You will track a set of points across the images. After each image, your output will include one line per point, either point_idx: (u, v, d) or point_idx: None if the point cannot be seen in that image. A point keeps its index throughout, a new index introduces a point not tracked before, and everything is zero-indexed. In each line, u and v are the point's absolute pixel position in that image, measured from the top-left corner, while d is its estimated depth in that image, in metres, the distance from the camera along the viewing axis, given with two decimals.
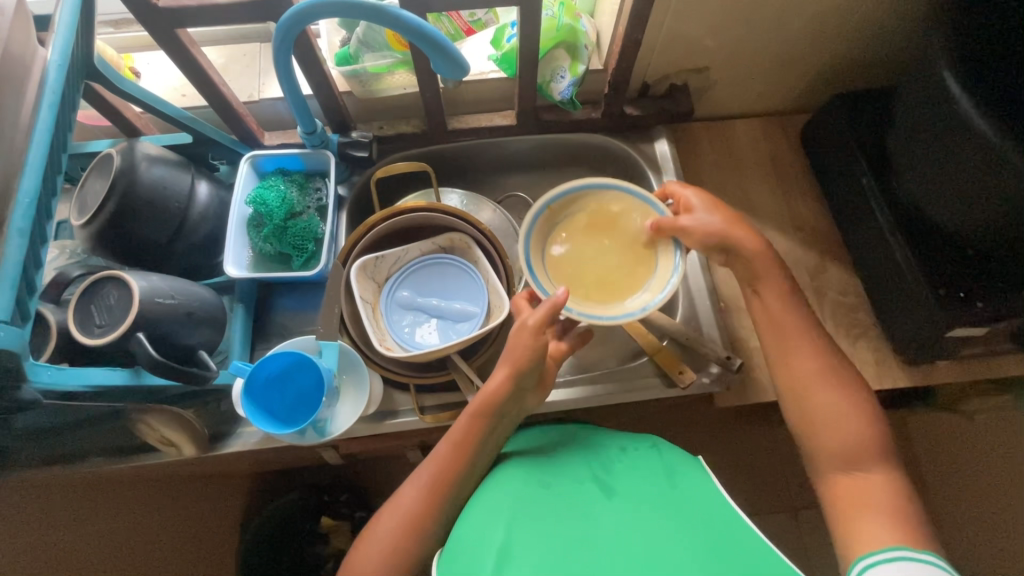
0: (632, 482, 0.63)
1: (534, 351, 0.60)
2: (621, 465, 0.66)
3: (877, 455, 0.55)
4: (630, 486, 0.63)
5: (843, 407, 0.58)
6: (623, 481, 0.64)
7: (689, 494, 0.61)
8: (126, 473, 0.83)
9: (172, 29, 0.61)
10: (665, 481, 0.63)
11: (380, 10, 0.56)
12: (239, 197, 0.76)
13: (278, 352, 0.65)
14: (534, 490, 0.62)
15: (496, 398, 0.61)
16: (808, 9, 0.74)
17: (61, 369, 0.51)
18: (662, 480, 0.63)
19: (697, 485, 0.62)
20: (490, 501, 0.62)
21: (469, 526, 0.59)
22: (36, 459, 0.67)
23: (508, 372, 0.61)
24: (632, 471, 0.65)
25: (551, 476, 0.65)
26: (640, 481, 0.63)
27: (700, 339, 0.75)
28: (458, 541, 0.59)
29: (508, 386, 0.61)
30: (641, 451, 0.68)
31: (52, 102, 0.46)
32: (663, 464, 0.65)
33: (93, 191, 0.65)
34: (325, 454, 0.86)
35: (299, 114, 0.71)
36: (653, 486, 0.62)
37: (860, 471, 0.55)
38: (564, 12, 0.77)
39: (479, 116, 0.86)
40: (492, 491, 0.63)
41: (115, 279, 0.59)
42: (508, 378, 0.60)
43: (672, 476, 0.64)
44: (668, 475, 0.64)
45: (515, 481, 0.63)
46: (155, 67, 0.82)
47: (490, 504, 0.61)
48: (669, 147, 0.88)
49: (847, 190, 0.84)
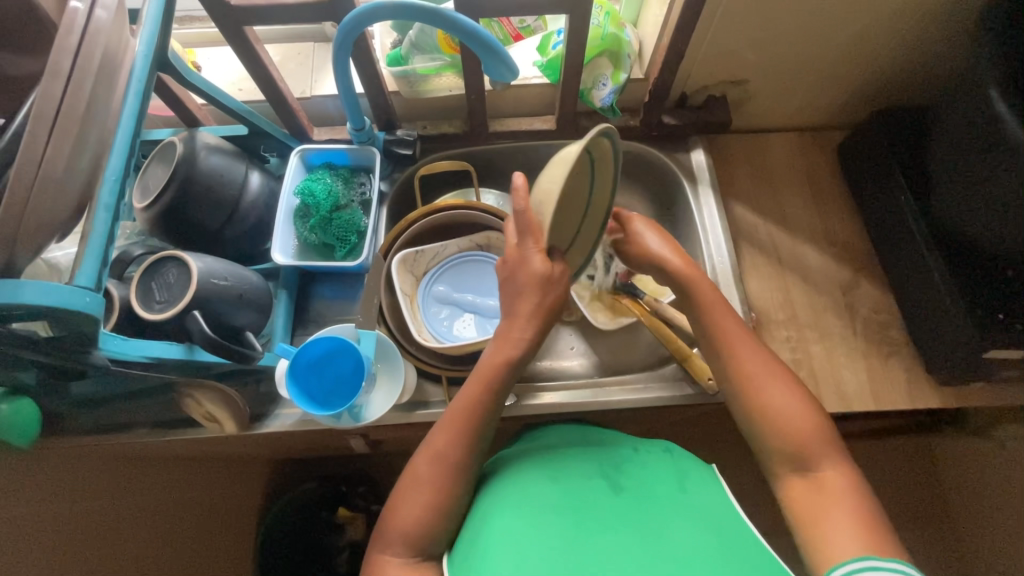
0: (642, 480, 0.65)
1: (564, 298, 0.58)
2: (631, 464, 0.67)
3: (830, 451, 0.56)
4: (640, 483, 0.64)
5: (786, 400, 0.59)
6: (633, 479, 0.65)
7: (701, 498, 0.61)
8: (166, 447, 0.87)
9: (241, 26, 0.64)
10: (676, 486, 0.63)
11: (438, 13, 0.59)
12: (288, 188, 0.79)
13: (318, 338, 0.68)
14: (543, 483, 0.63)
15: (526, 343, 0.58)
16: (852, 25, 0.75)
17: (125, 339, 0.54)
18: (672, 484, 0.63)
19: (709, 491, 0.62)
20: (505, 493, 0.62)
21: (484, 514, 0.60)
22: (87, 427, 0.71)
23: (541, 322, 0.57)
24: (643, 470, 0.66)
25: (562, 470, 0.66)
26: (651, 480, 0.65)
27: None
28: (469, 527, 0.59)
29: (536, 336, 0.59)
30: (653, 454, 0.69)
31: (138, 90, 0.50)
32: (676, 469, 0.67)
33: (155, 176, 0.69)
34: (353, 441, 0.89)
35: (350, 111, 0.74)
36: (662, 489, 0.63)
37: (813, 472, 0.56)
38: (610, 21, 0.79)
39: (519, 120, 0.89)
40: (507, 484, 0.64)
41: (175, 258, 0.62)
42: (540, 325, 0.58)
43: (683, 481, 0.64)
44: (680, 480, 0.64)
45: (528, 475, 0.65)
46: (217, 62, 0.86)
47: (504, 496, 0.62)
48: (704, 157, 0.89)
49: (883, 207, 0.84)
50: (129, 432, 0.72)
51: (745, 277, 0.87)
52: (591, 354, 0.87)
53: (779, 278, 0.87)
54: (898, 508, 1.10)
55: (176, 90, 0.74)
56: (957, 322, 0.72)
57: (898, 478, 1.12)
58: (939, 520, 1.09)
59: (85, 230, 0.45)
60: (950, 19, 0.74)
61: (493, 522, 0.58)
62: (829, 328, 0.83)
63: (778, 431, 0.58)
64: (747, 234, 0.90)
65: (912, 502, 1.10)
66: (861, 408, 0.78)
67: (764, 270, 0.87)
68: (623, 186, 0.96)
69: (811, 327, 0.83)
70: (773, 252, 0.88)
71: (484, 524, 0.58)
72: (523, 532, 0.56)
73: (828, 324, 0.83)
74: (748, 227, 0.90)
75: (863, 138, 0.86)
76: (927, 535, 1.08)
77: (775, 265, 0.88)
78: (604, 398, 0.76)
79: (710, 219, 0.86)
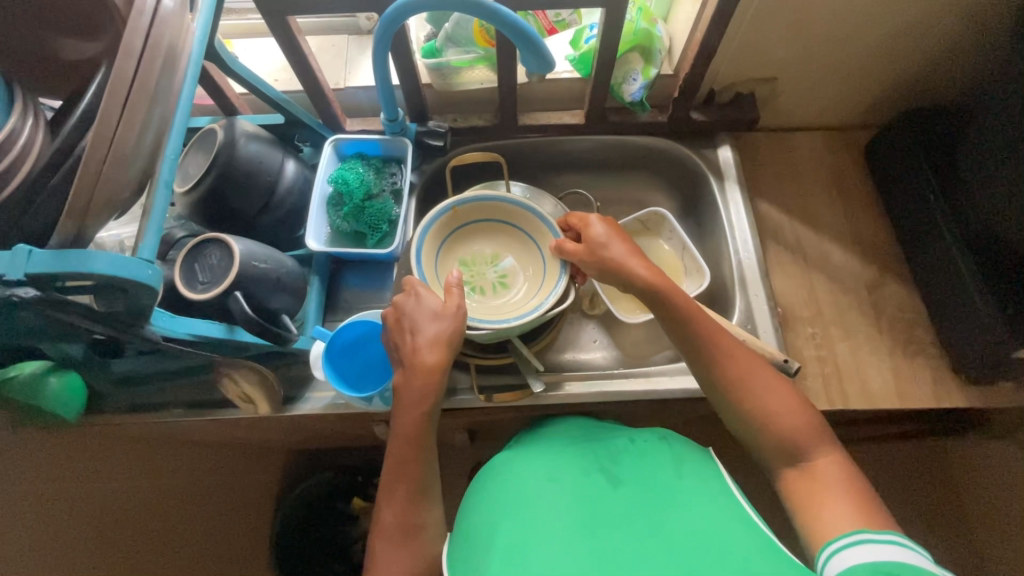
0: (639, 470, 0.65)
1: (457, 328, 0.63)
2: (627, 455, 0.68)
3: (824, 443, 0.58)
4: (637, 473, 0.64)
5: (777, 400, 0.60)
6: (630, 468, 0.66)
7: (699, 483, 0.62)
8: (196, 430, 0.88)
9: (285, 15, 0.66)
10: (673, 470, 0.64)
11: (480, 4, 0.60)
12: (323, 177, 0.81)
13: (354, 321, 0.70)
14: (540, 481, 0.64)
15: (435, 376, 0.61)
16: (886, 23, 0.75)
17: (173, 317, 0.55)
18: (669, 469, 0.64)
19: (707, 477, 0.63)
20: (505, 492, 0.64)
21: (487, 513, 0.62)
22: (124, 407, 0.72)
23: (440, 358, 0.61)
24: (641, 459, 0.67)
25: (558, 468, 0.67)
26: (649, 467, 0.65)
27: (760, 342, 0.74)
28: (470, 537, 0.60)
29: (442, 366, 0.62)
30: (651, 442, 0.69)
31: (193, 74, 0.52)
32: (673, 455, 0.67)
33: (198, 161, 0.71)
34: (377, 429, 0.90)
35: (385, 101, 0.76)
36: (660, 475, 0.63)
37: (805, 462, 0.57)
38: (642, 17, 0.80)
39: (548, 114, 0.90)
40: (505, 486, 0.65)
41: (217, 241, 0.64)
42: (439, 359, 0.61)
43: (680, 466, 0.65)
44: (676, 464, 0.65)
45: (525, 474, 0.66)
46: (253, 52, 0.88)
47: (504, 494, 0.64)
48: (732, 153, 0.90)
49: (910, 206, 0.84)
50: (165, 412, 0.72)
51: (770, 273, 0.87)
52: (614, 347, 0.88)
53: (804, 275, 0.87)
54: (913, 510, 1.10)
55: (217, 79, 0.76)
56: (987, 321, 0.72)
57: (913, 481, 1.11)
58: (954, 523, 1.09)
59: (146, 206, 0.46)
60: (985, 18, 0.74)
61: (495, 522, 0.60)
62: (854, 326, 0.83)
63: (774, 430, 0.59)
64: (772, 231, 0.90)
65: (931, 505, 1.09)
66: (885, 406, 0.78)
67: (790, 267, 0.87)
68: (649, 182, 0.97)
69: (836, 324, 0.84)
70: (798, 249, 0.89)
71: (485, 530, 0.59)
72: (523, 534, 0.57)
73: (853, 322, 0.84)
74: (774, 225, 0.90)
75: (892, 138, 0.87)
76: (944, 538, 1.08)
77: (800, 262, 0.88)
78: (628, 389, 0.76)
79: (737, 215, 0.86)
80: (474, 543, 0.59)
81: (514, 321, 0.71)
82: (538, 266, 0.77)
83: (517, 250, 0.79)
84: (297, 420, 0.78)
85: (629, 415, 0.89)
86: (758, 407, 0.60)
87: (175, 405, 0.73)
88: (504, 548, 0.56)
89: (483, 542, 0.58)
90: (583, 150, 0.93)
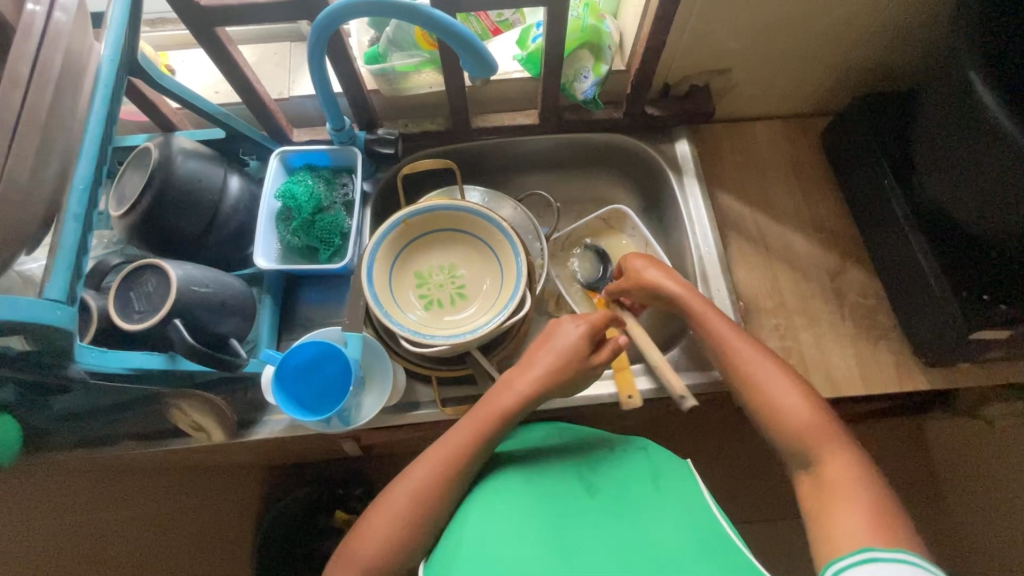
0: (617, 484, 0.63)
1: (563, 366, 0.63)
2: (605, 464, 0.66)
3: (839, 443, 0.56)
4: (615, 488, 0.63)
5: (792, 403, 0.59)
6: (607, 479, 0.64)
7: (676, 497, 0.60)
8: (153, 458, 0.85)
9: (212, 27, 0.63)
10: (651, 485, 0.62)
11: (414, 9, 0.58)
12: (270, 191, 0.78)
13: (305, 342, 0.67)
14: (514, 485, 0.62)
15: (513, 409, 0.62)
16: (832, 11, 0.75)
17: (104, 352, 0.53)
18: (646, 483, 0.62)
19: (686, 489, 0.61)
20: (478, 496, 0.62)
21: (461, 517, 0.60)
22: (71, 442, 0.70)
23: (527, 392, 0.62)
24: (619, 470, 0.64)
25: (533, 472, 0.64)
26: (625, 482, 0.63)
27: (669, 368, 0.68)
28: (446, 543, 0.59)
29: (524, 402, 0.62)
30: (630, 453, 0.66)
31: (104, 96, 0.50)
32: (651, 466, 0.65)
33: (131, 183, 0.66)
34: (345, 445, 0.88)
35: (328, 110, 0.73)
36: (637, 490, 0.62)
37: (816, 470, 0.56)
38: (589, 13, 0.79)
39: (502, 115, 0.88)
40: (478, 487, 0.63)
41: (154, 267, 0.61)
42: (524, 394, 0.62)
43: (659, 479, 0.63)
44: (654, 477, 0.63)
45: (498, 477, 0.63)
46: (190, 65, 0.85)
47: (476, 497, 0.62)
48: (689, 147, 0.89)
49: (867, 191, 0.84)
50: (114, 444, 0.71)
51: (732, 265, 0.87)
52: None
53: (767, 266, 0.87)
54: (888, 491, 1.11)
55: (150, 96, 0.73)
56: (942, 302, 0.72)
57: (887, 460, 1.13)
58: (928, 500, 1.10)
59: (54, 241, 0.45)
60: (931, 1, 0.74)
61: (469, 527, 0.58)
62: (817, 314, 0.83)
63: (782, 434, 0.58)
64: (733, 223, 0.90)
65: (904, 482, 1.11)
66: (850, 393, 0.79)
67: (752, 258, 0.87)
68: (609, 178, 0.96)
69: (800, 313, 0.84)
70: (760, 240, 0.88)
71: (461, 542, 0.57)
72: (501, 556, 0.55)
73: (817, 310, 0.84)
74: (735, 217, 0.90)
75: (846, 123, 0.86)
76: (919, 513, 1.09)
77: (762, 253, 0.88)
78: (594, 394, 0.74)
79: (697, 209, 0.85)
80: (448, 549, 0.57)
81: (472, 333, 0.70)
82: (495, 275, 0.76)
83: (475, 257, 0.78)
84: (257, 444, 0.76)
85: (600, 416, 0.88)
86: (762, 404, 0.60)
87: (123, 437, 0.71)
88: (478, 559, 0.55)
89: (456, 548, 0.57)
90: (540, 150, 0.91)
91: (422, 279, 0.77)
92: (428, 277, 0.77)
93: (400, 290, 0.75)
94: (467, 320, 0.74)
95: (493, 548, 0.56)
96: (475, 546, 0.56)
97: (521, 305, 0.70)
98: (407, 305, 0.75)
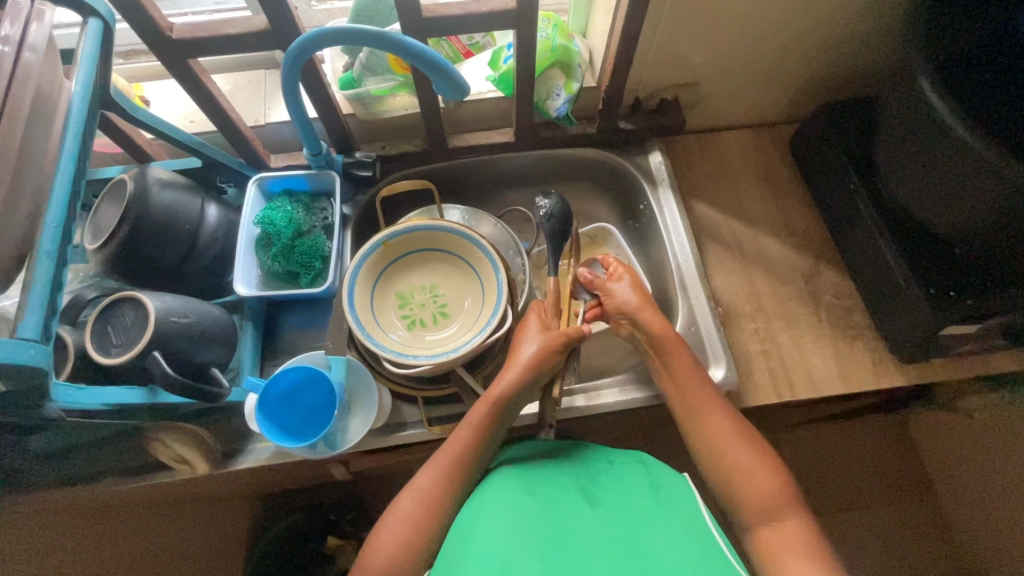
0: (617, 493, 0.64)
1: (514, 383, 0.65)
2: (606, 477, 0.67)
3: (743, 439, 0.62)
4: (615, 497, 0.64)
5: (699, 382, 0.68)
6: (609, 491, 0.65)
7: (671, 505, 0.61)
8: (129, 495, 0.83)
9: (185, 59, 0.64)
10: (649, 494, 0.63)
11: (384, 37, 0.59)
12: (248, 218, 0.77)
13: (290, 367, 0.67)
14: (520, 494, 0.62)
15: (473, 446, 0.64)
16: (790, 26, 0.78)
17: (81, 389, 0.53)
18: (645, 492, 0.63)
19: (682, 500, 0.62)
20: (481, 504, 0.61)
21: (462, 523, 0.60)
22: (47, 481, 0.68)
23: (479, 413, 0.65)
24: (618, 482, 0.66)
25: (539, 484, 0.65)
26: (625, 491, 0.64)
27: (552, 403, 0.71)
28: (456, 538, 0.58)
29: (482, 426, 0.65)
30: (629, 466, 0.68)
31: (76, 131, 0.50)
32: (650, 478, 0.66)
33: (106, 215, 0.66)
34: (333, 471, 0.87)
35: (305, 136, 0.74)
36: (637, 499, 0.63)
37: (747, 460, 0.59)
38: (558, 34, 0.81)
39: (477, 135, 0.90)
40: (479, 495, 0.63)
41: (131, 299, 0.60)
42: (482, 416, 0.65)
43: (657, 491, 0.64)
44: (653, 487, 0.64)
45: (501, 488, 0.63)
46: (165, 95, 0.86)
47: (479, 502, 0.62)
48: (662, 158, 0.91)
49: (835, 194, 0.86)
50: (97, 483, 0.68)
51: (710, 272, 0.89)
52: None
53: (744, 272, 0.89)
54: (874, 486, 1.12)
55: (125, 127, 0.73)
56: (912, 302, 0.74)
57: (873, 457, 1.14)
58: (914, 494, 1.12)
59: (28, 279, 0.45)
60: (882, 12, 0.77)
61: (475, 531, 0.58)
62: (795, 317, 0.85)
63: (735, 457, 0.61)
64: (708, 230, 0.92)
65: (888, 477, 1.13)
66: (830, 393, 0.80)
67: (729, 265, 0.89)
68: (586, 192, 0.97)
69: (777, 316, 0.85)
70: (735, 246, 0.90)
71: (471, 538, 0.58)
72: (513, 549, 0.55)
73: (794, 313, 0.85)
74: (710, 225, 0.92)
75: (812, 131, 0.89)
76: (906, 508, 1.11)
77: (739, 259, 0.90)
78: (580, 407, 0.75)
79: (672, 219, 0.87)
80: (461, 545, 0.57)
81: (458, 350, 0.70)
82: (477, 293, 0.77)
83: (455, 277, 0.78)
84: (242, 474, 0.75)
85: (588, 429, 0.88)
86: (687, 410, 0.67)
87: (107, 474, 0.69)
88: (488, 555, 0.55)
89: (467, 547, 0.57)
90: (517, 166, 0.93)
91: (403, 298, 0.77)
92: (410, 298, 0.77)
93: (379, 310, 0.75)
94: (452, 339, 0.75)
95: (498, 549, 0.56)
96: (481, 545, 0.56)
97: (504, 321, 0.71)
98: (390, 327, 0.75)
